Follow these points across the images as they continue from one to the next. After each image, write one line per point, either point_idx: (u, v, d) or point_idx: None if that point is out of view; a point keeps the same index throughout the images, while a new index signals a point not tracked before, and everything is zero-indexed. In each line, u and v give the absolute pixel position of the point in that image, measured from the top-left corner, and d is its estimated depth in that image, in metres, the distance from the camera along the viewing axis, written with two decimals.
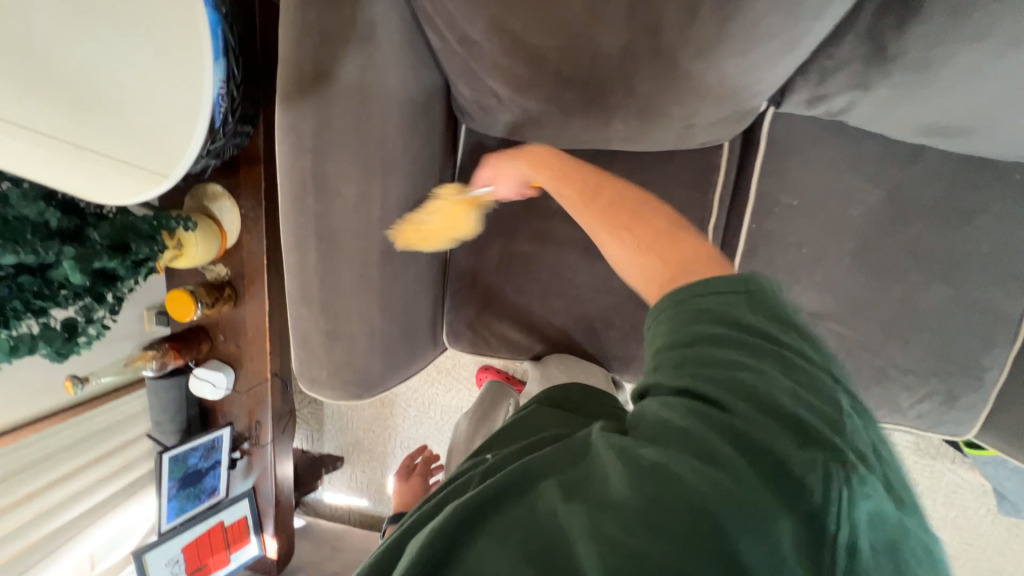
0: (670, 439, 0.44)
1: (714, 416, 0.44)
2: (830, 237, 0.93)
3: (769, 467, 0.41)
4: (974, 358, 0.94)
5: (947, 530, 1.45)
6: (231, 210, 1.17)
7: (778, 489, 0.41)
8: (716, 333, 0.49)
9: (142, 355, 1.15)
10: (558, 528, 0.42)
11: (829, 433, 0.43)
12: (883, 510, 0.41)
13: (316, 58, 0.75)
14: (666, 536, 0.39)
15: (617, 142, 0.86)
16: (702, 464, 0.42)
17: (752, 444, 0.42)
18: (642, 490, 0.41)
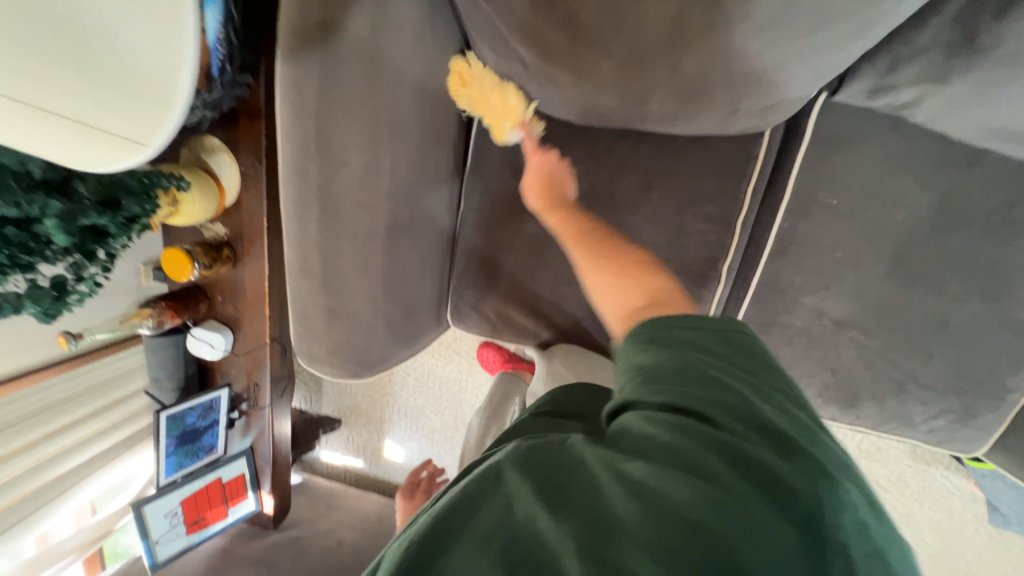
0: (652, 448, 0.43)
1: (696, 427, 0.43)
2: (865, 241, 0.86)
3: (760, 480, 0.40)
4: (999, 378, 0.89)
5: (929, 532, 1.37)
6: (230, 167, 1.09)
7: (772, 501, 0.39)
8: (691, 348, 0.50)
9: (138, 312, 1.12)
10: (545, 537, 0.39)
11: (803, 444, 0.44)
12: (862, 517, 0.40)
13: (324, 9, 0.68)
14: (656, 553, 0.36)
15: (650, 123, 0.78)
16: (686, 475, 0.40)
17: (735, 454, 0.42)
18: (632, 504, 0.39)
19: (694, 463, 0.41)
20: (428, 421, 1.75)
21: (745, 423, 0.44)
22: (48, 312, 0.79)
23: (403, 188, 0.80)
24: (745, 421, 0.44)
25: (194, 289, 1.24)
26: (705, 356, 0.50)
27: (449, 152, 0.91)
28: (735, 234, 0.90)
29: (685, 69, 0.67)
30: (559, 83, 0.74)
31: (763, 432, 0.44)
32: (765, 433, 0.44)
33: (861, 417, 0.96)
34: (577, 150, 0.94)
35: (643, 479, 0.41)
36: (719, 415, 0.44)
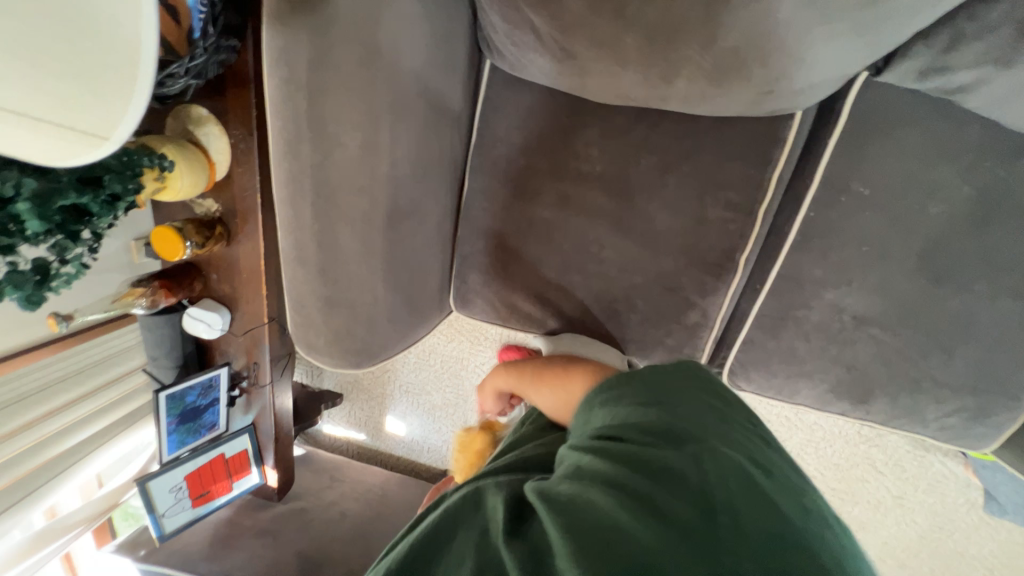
0: (576, 469, 0.49)
1: (610, 445, 0.50)
2: (896, 234, 0.81)
3: (662, 471, 0.45)
4: (1020, 378, 0.86)
5: (920, 515, 1.37)
6: (218, 138, 1.02)
7: (675, 487, 0.43)
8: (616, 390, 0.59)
9: (130, 292, 1.08)
10: (495, 556, 0.43)
11: (701, 435, 0.49)
12: (756, 488, 0.44)
13: None
14: (576, 545, 0.39)
15: (674, 104, 0.71)
16: (596, 480, 0.46)
17: (641, 455, 0.47)
18: (554, 510, 0.43)
19: (605, 469, 0.46)
20: (430, 399, 1.75)
21: (650, 429, 0.50)
22: (31, 298, 0.74)
23: (403, 171, 0.74)
24: (653, 428, 0.50)
25: (188, 267, 1.20)
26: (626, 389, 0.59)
27: (453, 130, 0.84)
28: (757, 224, 0.85)
29: (719, 43, 0.60)
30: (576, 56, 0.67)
31: (665, 434, 0.49)
32: (665, 433, 0.50)
33: (872, 412, 0.94)
34: (591, 129, 0.87)
35: (564, 489, 0.46)
36: (629, 430, 0.51)
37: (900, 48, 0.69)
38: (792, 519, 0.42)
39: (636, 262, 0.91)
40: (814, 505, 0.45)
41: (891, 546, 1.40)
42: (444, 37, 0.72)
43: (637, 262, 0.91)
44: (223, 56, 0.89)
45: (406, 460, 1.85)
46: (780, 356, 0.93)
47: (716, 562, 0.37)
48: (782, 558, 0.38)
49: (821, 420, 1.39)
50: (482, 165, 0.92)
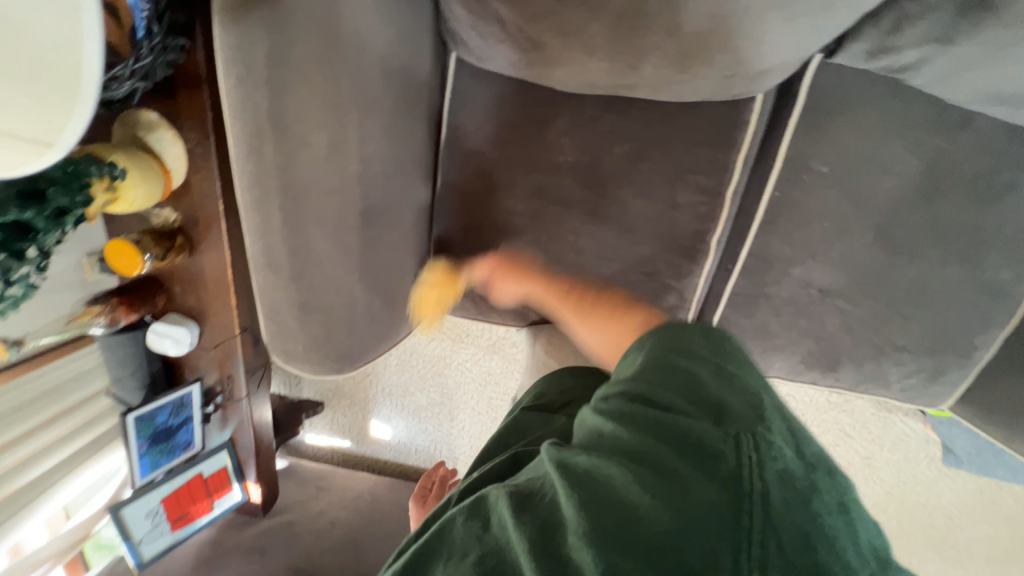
0: (602, 440, 0.47)
1: (642, 412, 0.47)
2: (854, 209, 0.85)
3: (691, 449, 0.43)
4: (969, 337, 0.92)
5: (887, 471, 1.46)
6: (173, 143, 0.97)
7: (700, 466, 0.42)
8: (657, 344, 0.55)
9: (86, 312, 1.03)
10: (508, 543, 0.42)
11: (739, 410, 0.47)
12: (792, 471, 0.43)
13: None
14: (595, 535, 0.38)
15: (642, 91, 0.72)
16: (623, 456, 0.44)
17: (671, 429, 0.45)
18: (574, 490, 0.42)
19: (632, 445, 0.44)
20: (415, 400, 1.73)
21: (685, 398, 0.48)
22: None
23: (375, 169, 0.73)
24: (687, 398, 0.48)
25: (148, 282, 1.14)
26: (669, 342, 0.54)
27: (423, 125, 0.82)
28: (727, 205, 0.87)
29: (683, 29, 0.61)
30: (544, 46, 0.67)
31: (700, 406, 0.47)
32: (701, 403, 0.47)
33: (840, 380, 0.99)
34: (562, 119, 0.87)
35: (586, 466, 0.44)
36: (663, 396, 0.48)
37: (850, 31, 0.72)
38: (824, 502, 0.41)
39: (612, 249, 0.92)
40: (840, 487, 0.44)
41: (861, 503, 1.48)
42: (407, 29, 0.70)
43: (613, 249, 0.92)
44: (172, 56, 0.84)
45: (394, 463, 1.83)
46: (754, 332, 0.96)
47: (739, 549, 0.38)
48: (812, 549, 0.38)
49: (792, 390, 1.46)
50: (454, 160, 0.91)
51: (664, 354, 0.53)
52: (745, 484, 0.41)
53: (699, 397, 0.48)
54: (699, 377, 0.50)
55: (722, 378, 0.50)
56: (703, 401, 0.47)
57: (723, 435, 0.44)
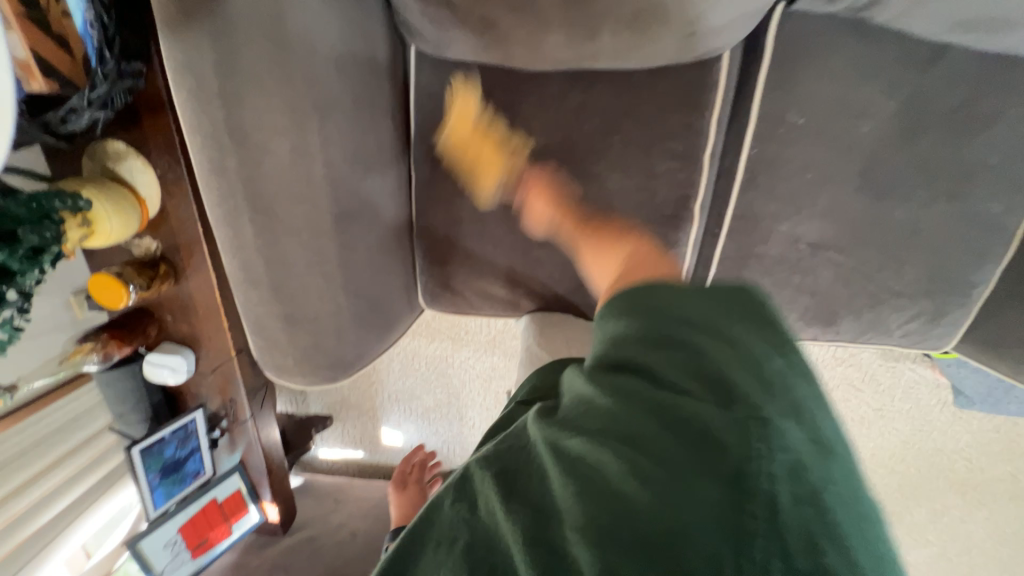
0: (597, 419, 0.45)
1: (639, 392, 0.45)
2: (835, 158, 0.84)
3: (694, 439, 0.42)
4: (965, 274, 0.91)
5: (902, 421, 1.45)
6: (143, 170, 0.95)
7: (702, 459, 0.41)
8: (660, 309, 0.51)
9: (78, 348, 1.02)
10: (501, 531, 0.44)
11: (746, 393, 0.44)
12: (802, 462, 0.41)
13: None
14: (588, 531, 0.39)
15: (604, 61, 0.71)
16: (617, 440, 0.43)
17: (672, 417, 0.43)
18: (568, 477, 0.42)
19: (628, 430, 0.43)
20: (422, 403, 1.73)
21: (686, 377, 0.45)
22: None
23: (342, 171, 0.71)
24: (689, 376, 0.45)
25: (139, 314, 1.13)
26: (676, 308, 0.51)
27: (388, 122, 0.81)
28: (705, 169, 0.86)
29: None
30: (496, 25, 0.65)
31: (703, 387, 0.44)
32: (704, 385, 0.44)
33: (841, 333, 0.98)
34: (529, 101, 0.85)
35: (580, 450, 0.44)
36: (664, 375, 0.46)
37: None
38: (833, 493, 0.40)
39: (595, 227, 0.91)
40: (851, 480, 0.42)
41: (879, 456, 1.47)
42: (358, 24, 0.69)
43: (596, 227, 0.91)
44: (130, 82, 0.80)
45: None
46: None
47: (740, 548, 0.37)
48: (818, 550, 0.37)
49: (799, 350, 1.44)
50: (426, 154, 0.90)
51: (666, 328, 0.49)
52: (750, 481, 0.39)
53: (704, 376, 0.45)
54: (704, 353, 0.46)
55: (731, 352, 0.46)
56: (708, 381, 0.45)
57: (729, 424, 0.42)
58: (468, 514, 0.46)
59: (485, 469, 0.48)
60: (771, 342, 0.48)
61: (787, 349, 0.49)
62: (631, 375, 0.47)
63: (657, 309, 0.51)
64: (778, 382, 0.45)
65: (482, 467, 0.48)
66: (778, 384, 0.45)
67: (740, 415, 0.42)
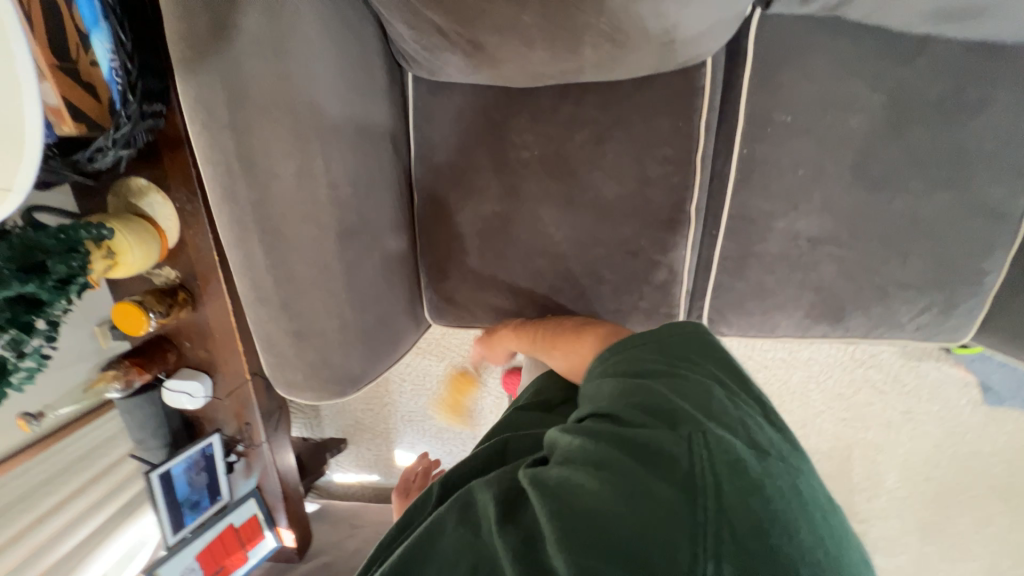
0: (571, 451, 0.51)
1: (605, 426, 0.52)
2: (826, 154, 0.85)
3: (649, 453, 0.48)
4: (974, 262, 0.89)
5: (931, 424, 1.39)
6: (164, 205, 1.01)
7: (658, 469, 0.47)
8: (616, 363, 0.63)
9: (101, 376, 1.06)
10: (496, 550, 0.47)
11: (690, 414, 0.51)
12: (744, 465, 0.47)
13: (216, 11, 0.63)
14: (566, 542, 0.43)
15: (589, 73, 0.74)
16: (589, 466, 0.49)
17: (631, 438, 0.50)
18: (545, 501, 0.47)
19: (598, 455, 0.49)
20: (435, 422, 1.73)
21: (642, 409, 0.53)
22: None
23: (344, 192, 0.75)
24: (646, 407, 0.53)
25: (159, 340, 1.17)
26: (628, 362, 0.62)
27: (388, 144, 0.85)
28: (697, 172, 0.88)
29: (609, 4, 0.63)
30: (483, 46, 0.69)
31: (657, 414, 0.52)
32: (657, 411, 0.52)
33: (851, 329, 0.96)
34: (521, 118, 0.89)
35: (558, 476, 0.49)
36: (623, 410, 0.54)
37: None
38: (776, 490, 0.46)
39: (593, 234, 0.93)
40: (795, 481, 0.48)
41: (909, 461, 1.41)
42: (357, 55, 0.74)
43: (594, 234, 0.93)
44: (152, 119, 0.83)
45: None
46: (752, 294, 0.95)
47: (698, 544, 0.42)
48: (767, 535, 0.42)
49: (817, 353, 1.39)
50: (426, 174, 0.94)
51: (622, 376, 0.59)
52: (699, 482, 0.45)
53: (656, 405, 0.53)
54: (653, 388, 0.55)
55: (675, 386, 0.56)
56: (660, 408, 0.53)
57: (677, 438, 0.49)
58: (471, 539, 0.48)
59: (478, 502, 0.51)
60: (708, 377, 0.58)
61: (722, 383, 0.58)
62: (600, 415, 0.55)
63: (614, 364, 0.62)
64: (715, 404, 0.53)
65: (483, 494, 0.52)
66: (714, 407, 0.53)
67: (687, 431, 0.49)
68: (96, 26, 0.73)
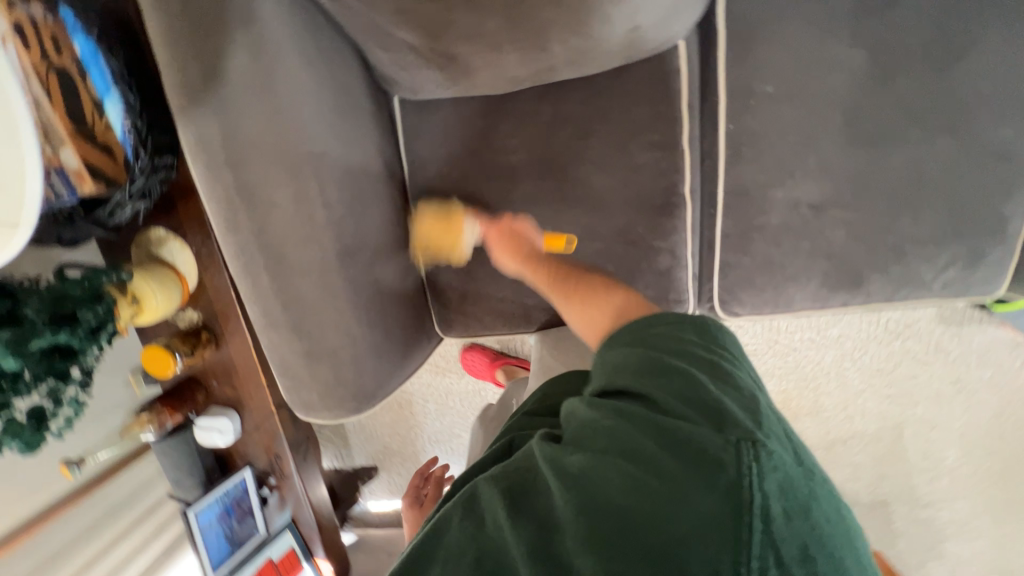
0: (598, 441, 0.48)
1: (637, 413, 0.48)
2: (815, 117, 0.84)
3: (689, 454, 0.44)
4: (993, 209, 0.85)
5: (989, 392, 1.29)
6: (182, 250, 1.07)
7: (699, 471, 0.42)
8: (648, 338, 0.56)
9: (136, 421, 1.11)
10: (507, 544, 0.45)
11: (738, 415, 0.46)
12: (791, 479, 0.43)
13: (203, 57, 0.67)
14: (588, 543, 0.41)
15: (562, 70, 0.76)
16: (620, 460, 0.45)
17: (667, 434, 0.45)
18: (569, 493, 0.45)
19: (629, 449, 0.46)
20: (462, 441, 1.71)
21: (680, 400, 0.48)
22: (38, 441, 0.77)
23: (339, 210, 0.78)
24: (685, 398, 0.48)
25: (187, 381, 1.20)
26: (663, 341, 0.56)
27: (380, 164, 0.88)
28: (686, 153, 0.87)
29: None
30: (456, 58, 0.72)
31: (698, 407, 0.47)
32: (698, 404, 0.47)
33: (873, 294, 0.92)
34: (505, 123, 0.91)
35: (583, 470, 0.46)
36: (659, 398, 0.49)
37: None
38: (822, 513, 0.43)
39: (590, 228, 0.93)
40: (835, 503, 0.45)
41: (968, 434, 1.31)
42: (341, 83, 0.78)
43: (591, 228, 0.93)
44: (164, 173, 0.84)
45: None
46: (761, 270, 0.92)
47: (735, 561, 0.39)
48: (807, 561, 0.40)
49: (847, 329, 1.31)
50: (421, 189, 0.96)
51: (658, 359, 0.53)
52: (743, 493, 0.41)
53: (696, 395, 0.48)
54: (695, 377, 0.50)
55: (718, 378, 0.50)
56: (701, 401, 0.47)
57: (723, 441, 0.44)
58: (481, 527, 0.47)
59: (488, 489, 0.49)
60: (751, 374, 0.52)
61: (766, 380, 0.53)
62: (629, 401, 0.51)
63: (644, 341, 0.56)
64: (762, 406, 0.48)
65: (492, 485, 0.49)
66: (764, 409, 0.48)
67: (734, 432, 0.44)
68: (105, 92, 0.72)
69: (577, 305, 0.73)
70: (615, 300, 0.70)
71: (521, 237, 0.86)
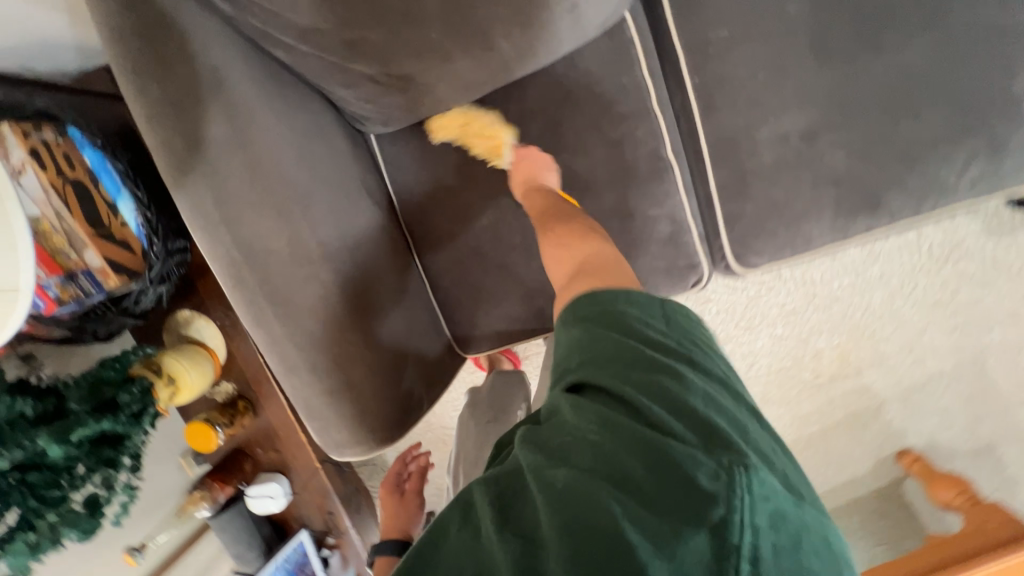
0: (585, 451, 0.44)
1: (622, 423, 0.45)
2: (781, 49, 0.82)
3: (681, 482, 0.41)
4: (999, 91, 0.80)
5: None
6: (211, 327, 1.09)
7: (688, 500, 0.40)
8: (629, 333, 0.53)
9: (189, 499, 1.11)
10: (494, 559, 0.41)
11: (726, 435, 0.44)
12: (781, 509, 0.41)
13: (179, 129, 0.70)
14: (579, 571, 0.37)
15: (514, 67, 0.83)
16: (609, 484, 0.41)
17: (657, 452, 0.42)
18: (552, 510, 0.41)
19: (618, 469, 0.42)
20: None
21: (671, 416, 0.45)
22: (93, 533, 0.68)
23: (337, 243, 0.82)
24: (676, 415, 0.45)
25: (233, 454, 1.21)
26: (646, 339, 0.52)
27: (368, 198, 0.92)
28: (658, 115, 0.87)
29: None
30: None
31: (691, 428, 0.45)
32: (690, 424, 0.45)
33: (898, 211, 0.86)
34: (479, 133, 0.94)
35: (572, 487, 0.42)
36: (647, 407, 0.46)
37: None
38: (812, 546, 0.40)
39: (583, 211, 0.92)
40: (830, 540, 0.42)
41: None
42: (316, 130, 0.83)
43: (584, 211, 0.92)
44: (177, 253, 0.90)
45: None
46: (772, 213, 0.88)
47: None
48: None
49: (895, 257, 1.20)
50: (412, 214, 0.98)
51: (640, 358, 0.50)
52: (733, 524, 0.38)
53: (684, 408, 0.46)
54: (683, 388, 0.47)
55: (706, 390, 0.48)
56: (687, 415, 0.45)
57: (711, 466, 0.41)
58: (472, 541, 0.43)
59: (481, 495, 0.45)
60: (736, 391, 0.50)
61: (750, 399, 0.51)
62: (615, 408, 0.47)
63: (625, 335, 0.52)
64: (748, 430, 0.46)
65: (483, 488, 0.46)
66: (750, 431, 0.46)
67: (727, 461, 0.41)
68: (116, 194, 0.76)
69: (555, 241, 0.71)
70: (586, 250, 0.67)
71: (533, 168, 0.85)
